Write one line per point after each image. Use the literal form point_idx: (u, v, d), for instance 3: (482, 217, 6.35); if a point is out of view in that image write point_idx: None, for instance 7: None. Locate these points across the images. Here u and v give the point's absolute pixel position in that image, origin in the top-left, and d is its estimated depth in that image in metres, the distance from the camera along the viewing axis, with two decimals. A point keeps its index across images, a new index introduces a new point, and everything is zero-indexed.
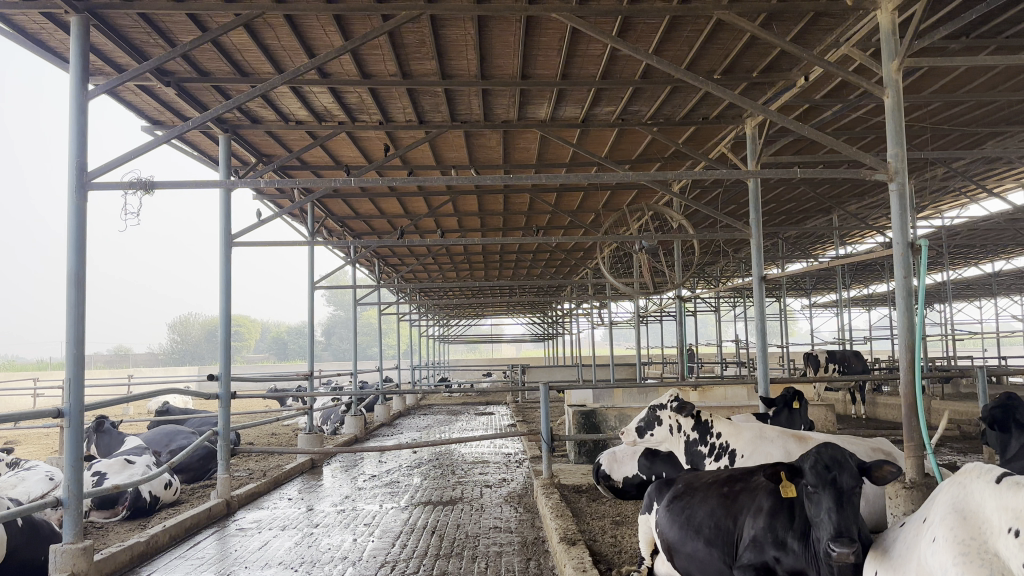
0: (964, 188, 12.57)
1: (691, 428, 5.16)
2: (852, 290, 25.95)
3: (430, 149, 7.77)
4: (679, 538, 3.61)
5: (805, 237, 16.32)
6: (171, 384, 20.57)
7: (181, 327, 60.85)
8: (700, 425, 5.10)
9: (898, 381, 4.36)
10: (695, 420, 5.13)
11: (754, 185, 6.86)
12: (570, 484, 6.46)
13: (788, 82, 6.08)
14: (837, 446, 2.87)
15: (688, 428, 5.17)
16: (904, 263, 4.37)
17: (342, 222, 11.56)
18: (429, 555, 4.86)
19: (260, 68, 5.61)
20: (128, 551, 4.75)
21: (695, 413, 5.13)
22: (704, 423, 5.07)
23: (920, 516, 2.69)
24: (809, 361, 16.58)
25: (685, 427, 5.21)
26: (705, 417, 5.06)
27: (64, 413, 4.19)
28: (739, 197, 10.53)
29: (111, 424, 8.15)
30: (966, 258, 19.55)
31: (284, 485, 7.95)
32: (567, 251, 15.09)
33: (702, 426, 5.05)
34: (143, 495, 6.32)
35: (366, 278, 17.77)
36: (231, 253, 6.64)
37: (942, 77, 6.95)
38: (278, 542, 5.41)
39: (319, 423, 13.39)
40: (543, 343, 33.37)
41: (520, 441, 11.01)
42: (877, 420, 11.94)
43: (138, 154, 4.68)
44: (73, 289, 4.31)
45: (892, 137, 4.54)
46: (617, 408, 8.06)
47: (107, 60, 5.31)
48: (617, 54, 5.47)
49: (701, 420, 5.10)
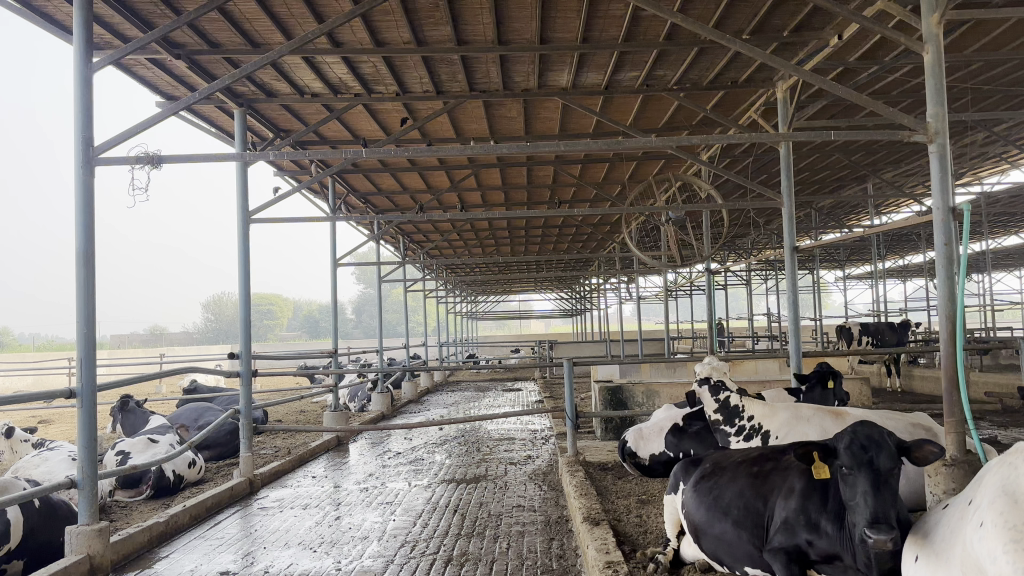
0: (1005, 154, 12.13)
1: (716, 411, 4.98)
2: (887, 261, 25.41)
3: (449, 121, 7.59)
4: (706, 520, 3.44)
5: (839, 206, 15.93)
6: (201, 362, 20.74)
7: (214, 306, 61.52)
8: (727, 408, 4.91)
9: (939, 354, 4.13)
10: (721, 403, 4.94)
11: (786, 152, 6.59)
12: (596, 462, 6.31)
13: (821, 41, 5.81)
14: (874, 425, 2.70)
15: (714, 411, 5.00)
16: (945, 229, 4.12)
17: (364, 198, 11.46)
18: (451, 535, 4.75)
19: (270, 38, 5.48)
20: (146, 531, 4.71)
21: (722, 396, 4.93)
22: (732, 406, 4.87)
23: (964, 499, 2.50)
24: (842, 334, 16.25)
25: (710, 409, 5.03)
26: (734, 401, 4.86)
27: (76, 393, 4.13)
28: (770, 166, 10.24)
29: (136, 403, 8.15)
30: (1006, 226, 18.98)
31: (309, 463, 7.92)
32: (594, 226, 14.86)
33: (730, 409, 4.86)
34: (166, 474, 6.30)
35: (392, 255, 17.70)
36: (249, 229, 6.54)
37: (986, 33, 6.63)
38: (299, 522, 5.34)
39: (346, 401, 13.41)
40: (571, 319, 33.15)
41: (547, 418, 10.89)
42: (914, 394, 11.65)
43: (146, 127, 4.57)
44: (82, 268, 4.24)
45: (933, 95, 4.26)
46: (644, 384, 7.90)
47: (114, 32, 5.20)
48: (640, 15, 5.25)
49: (729, 404, 4.90)
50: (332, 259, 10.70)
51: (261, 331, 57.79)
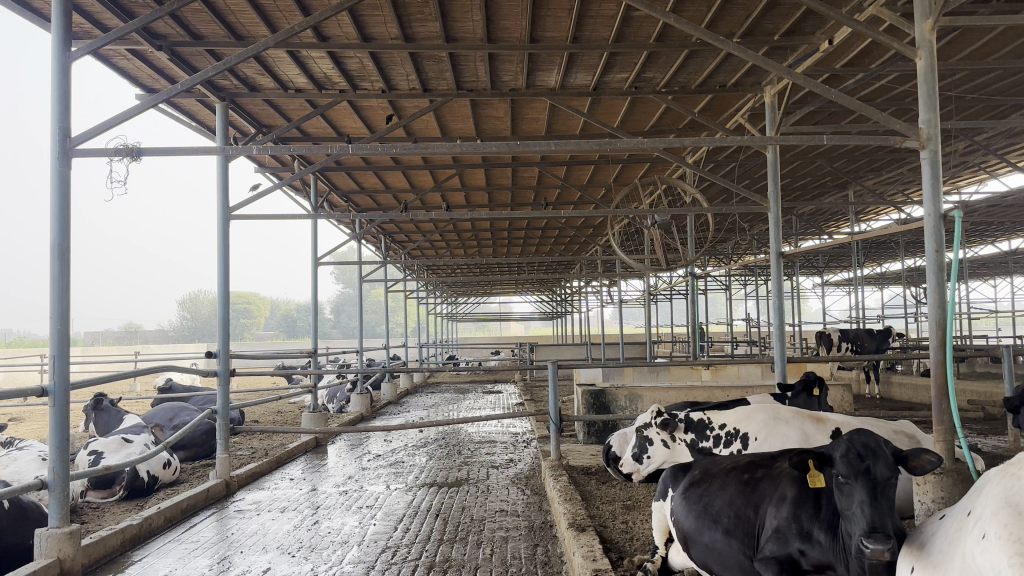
0: (985, 163, 12.23)
1: (686, 432, 4.97)
2: (865, 268, 25.61)
3: (435, 119, 7.49)
4: (696, 527, 3.37)
5: (820, 213, 16.00)
6: (176, 360, 20.40)
7: (190, 304, 60.82)
8: (695, 426, 4.94)
9: (928, 362, 4.10)
10: (687, 422, 4.98)
11: (773, 157, 6.57)
12: (579, 466, 6.25)
13: (811, 46, 5.80)
14: (871, 433, 2.66)
15: (684, 434, 4.99)
16: (936, 236, 4.10)
17: (346, 197, 11.33)
18: (432, 541, 4.66)
19: (255, 31, 5.37)
20: (119, 535, 4.58)
21: (684, 417, 4.98)
22: (699, 423, 4.92)
23: (963, 509, 2.47)
24: (822, 340, 16.33)
25: (680, 435, 5.00)
26: (700, 417, 4.92)
27: (48, 391, 4.00)
28: (754, 171, 10.25)
29: (110, 402, 7.97)
30: (982, 235, 19.18)
31: (287, 465, 7.79)
32: (577, 228, 14.83)
33: (698, 426, 4.90)
34: (141, 474, 6.17)
35: (373, 254, 17.55)
36: (229, 225, 6.41)
37: (972, 43, 6.68)
38: (276, 526, 5.22)
39: (325, 401, 13.25)
40: (552, 322, 33.12)
41: (528, 421, 10.82)
42: (892, 400, 11.71)
43: (125, 119, 4.44)
44: (57, 263, 4.11)
45: (925, 101, 4.24)
46: (627, 387, 7.86)
47: (94, 21, 5.07)
48: (632, 15, 5.20)
49: (695, 421, 4.95)
50: (312, 257, 10.56)
51: (238, 330, 57.26)
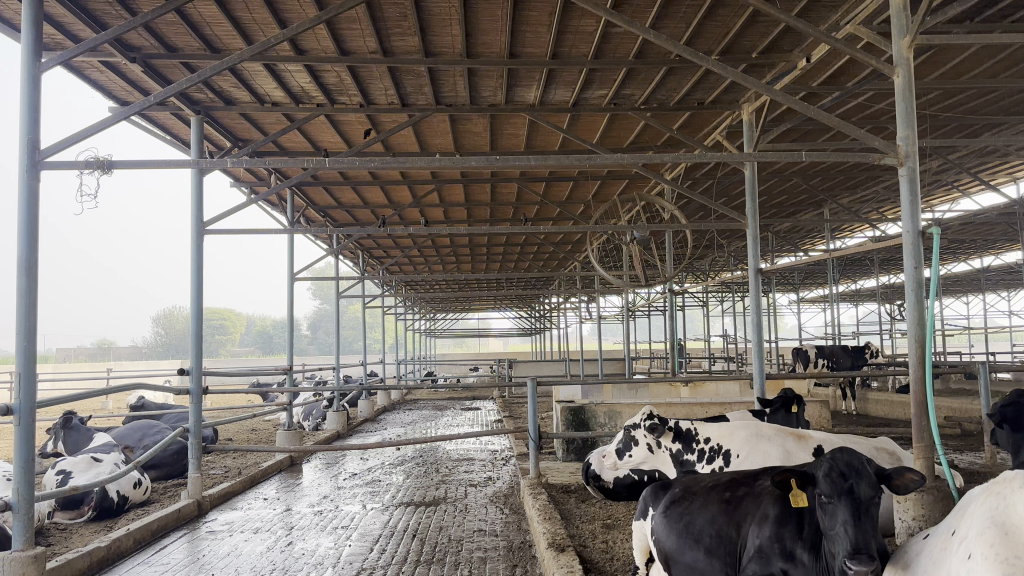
0: (957, 181, 12.40)
1: (672, 441, 4.94)
2: (841, 285, 25.84)
3: (413, 134, 7.45)
4: (678, 547, 3.32)
5: (796, 230, 16.12)
6: (147, 378, 20.04)
7: (164, 320, 60.04)
8: (682, 436, 4.88)
9: (908, 378, 4.10)
10: (675, 432, 4.92)
11: (752, 174, 6.58)
12: (559, 484, 6.18)
13: (789, 63, 5.85)
14: (854, 452, 2.64)
15: (670, 442, 4.94)
16: (914, 253, 4.11)
17: (323, 212, 11.25)
18: (409, 562, 4.57)
19: (232, 44, 5.32)
20: (85, 557, 4.45)
21: (673, 425, 4.92)
22: (686, 432, 4.86)
23: (948, 529, 2.45)
24: (799, 356, 16.42)
25: (665, 442, 4.98)
26: (687, 426, 4.86)
27: (14, 410, 3.88)
28: (733, 188, 10.32)
29: (79, 420, 7.80)
30: (956, 253, 19.43)
31: (260, 484, 7.64)
32: (555, 244, 14.83)
33: (686, 436, 4.84)
34: (110, 495, 6.02)
35: (350, 270, 17.44)
36: (204, 240, 6.32)
37: (948, 61, 6.78)
38: (248, 547, 5.10)
39: (300, 419, 13.09)
40: (530, 338, 33.06)
41: (506, 438, 10.73)
42: (869, 416, 11.77)
43: (97, 131, 4.35)
44: (24, 277, 4.00)
45: (903, 118, 4.25)
46: (606, 404, 7.83)
47: (66, 32, 5.00)
48: (612, 32, 5.20)
49: (682, 430, 4.89)
50: (289, 272, 10.45)
51: (213, 346, 56.66)
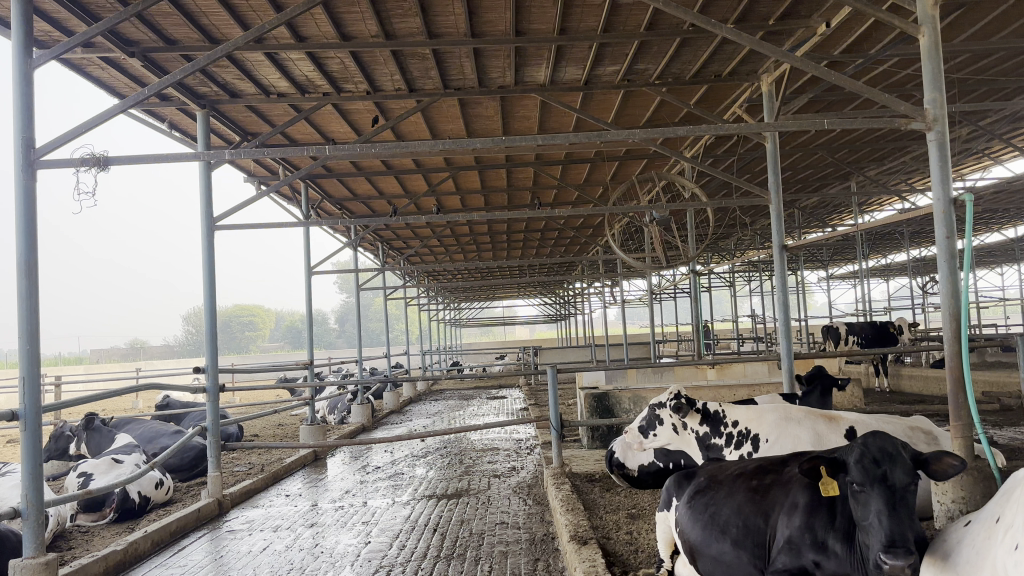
0: (988, 149, 12.05)
1: (699, 424, 4.77)
2: (871, 260, 25.38)
3: (423, 120, 7.33)
4: (703, 539, 3.15)
5: (822, 205, 15.81)
6: (175, 377, 20.10)
7: (195, 319, 60.81)
8: (710, 418, 4.70)
9: (943, 354, 3.89)
10: (702, 414, 4.74)
11: (773, 147, 6.36)
12: (583, 473, 6.03)
13: (809, 29, 5.62)
14: (887, 436, 2.47)
15: (696, 424, 4.78)
16: (947, 222, 3.88)
17: (339, 204, 11.16)
18: (430, 558, 4.45)
19: (229, 32, 5.21)
20: (100, 562, 4.38)
21: (700, 406, 4.73)
22: (714, 415, 4.67)
23: (991, 515, 2.27)
24: (830, 334, 16.11)
25: (692, 423, 4.81)
26: (715, 408, 4.67)
27: (19, 416, 3.80)
28: (755, 164, 10.07)
29: (101, 421, 7.80)
30: (988, 223, 18.95)
31: (284, 480, 7.60)
32: (576, 229, 14.65)
33: (713, 418, 4.66)
34: (132, 496, 5.97)
35: (372, 262, 17.39)
36: (214, 235, 6.22)
37: (978, 20, 6.48)
38: (269, 546, 5.02)
39: (326, 413, 13.09)
40: (557, 324, 32.91)
41: (531, 426, 10.60)
42: (903, 393, 11.50)
43: (94, 127, 4.27)
44: (24, 280, 3.93)
45: (930, 80, 4.02)
46: (630, 390, 7.67)
47: (60, 28, 4.94)
48: (620, 4, 5.02)
49: (710, 412, 4.70)
50: (306, 266, 10.38)
51: (243, 342, 57.40)
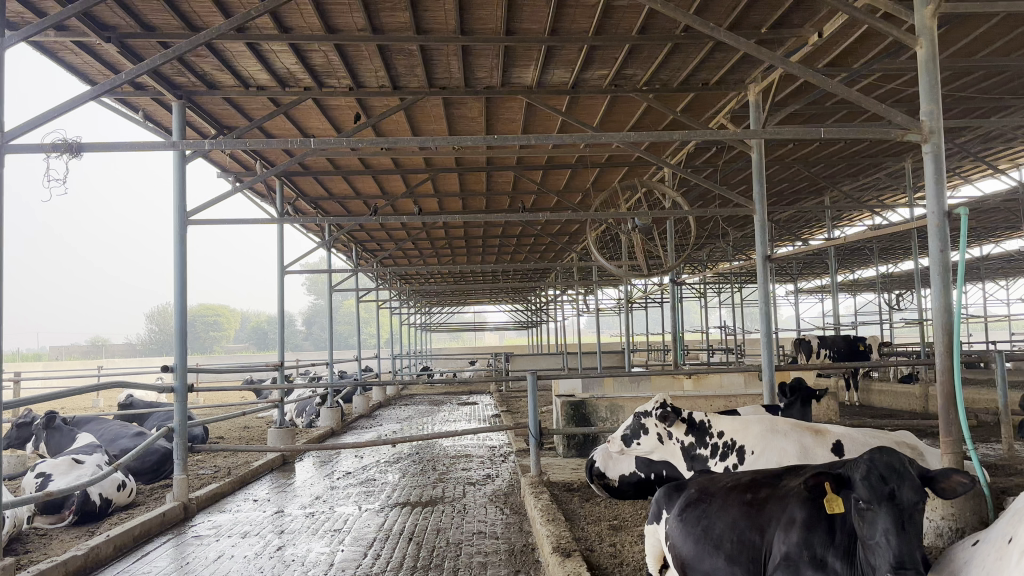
0: (960, 167, 12.20)
1: (684, 434, 4.68)
2: (840, 275, 25.67)
3: (405, 119, 7.20)
4: (696, 554, 3.06)
5: (796, 219, 15.90)
6: (138, 375, 19.61)
7: (159, 318, 59.73)
8: (695, 428, 4.62)
9: (935, 368, 3.84)
10: (688, 424, 4.65)
11: (758, 157, 6.34)
12: (561, 482, 5.92)
13: (799, 39, 5.60)
14: (894, 451, 2.39)
15: (682, 434, 4.69)
16: (940, 235, 3.83)
17: (314, 202, 10.95)
18: (406, 569, 4.30)
19: (210, 20, 5.06)
20: (61, 567, 4.18)
21: (686, 416, 4.65)
22: (700, 425, 4.59)
23: (1002, 535, 2.20)
24: (800, 347, 16.21)
25: (677, 433, 4.72)
26: (701, 418, 4.59)
27: None
28: (735, 175, 10.09)
29: (62, 420, 7.53)
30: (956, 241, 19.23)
31: (252, 485, 7.40)
32: (552, 235, 14.57)
33: (698, 428, 4.57)
34: (93, 498, 5.74)
35: (344, 264, 17.16)
36: (187, 229, 6.03)
37: (963, 37, 6.53)
38: (236, 553, 4.84)
39: (295, 416, 12.87)
40: (527, 331, 32.80)
41: (505, 434, 10.46)
42: (873, 407, 11.56)
43: (65, 111, 4.08)
44: None
45: (926, 92, 3.99)
46: (607, 398, 7.59)
47: (32, 9, 4.75)
48: (614, 6, 4.96)
49: (696, 422, 4.62)
50: (279, 266, 10.16)
51: (206, 343, 56.44)
